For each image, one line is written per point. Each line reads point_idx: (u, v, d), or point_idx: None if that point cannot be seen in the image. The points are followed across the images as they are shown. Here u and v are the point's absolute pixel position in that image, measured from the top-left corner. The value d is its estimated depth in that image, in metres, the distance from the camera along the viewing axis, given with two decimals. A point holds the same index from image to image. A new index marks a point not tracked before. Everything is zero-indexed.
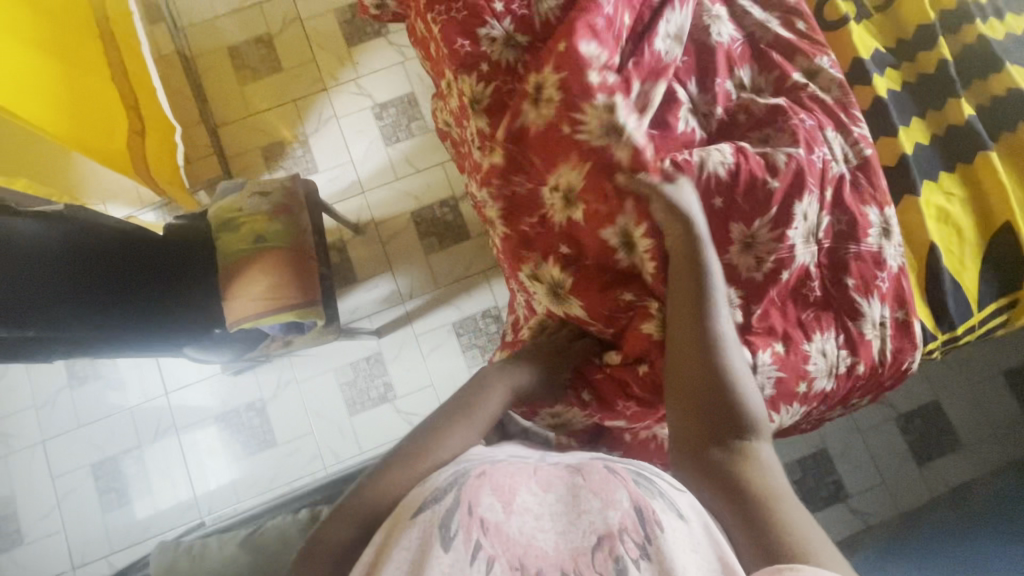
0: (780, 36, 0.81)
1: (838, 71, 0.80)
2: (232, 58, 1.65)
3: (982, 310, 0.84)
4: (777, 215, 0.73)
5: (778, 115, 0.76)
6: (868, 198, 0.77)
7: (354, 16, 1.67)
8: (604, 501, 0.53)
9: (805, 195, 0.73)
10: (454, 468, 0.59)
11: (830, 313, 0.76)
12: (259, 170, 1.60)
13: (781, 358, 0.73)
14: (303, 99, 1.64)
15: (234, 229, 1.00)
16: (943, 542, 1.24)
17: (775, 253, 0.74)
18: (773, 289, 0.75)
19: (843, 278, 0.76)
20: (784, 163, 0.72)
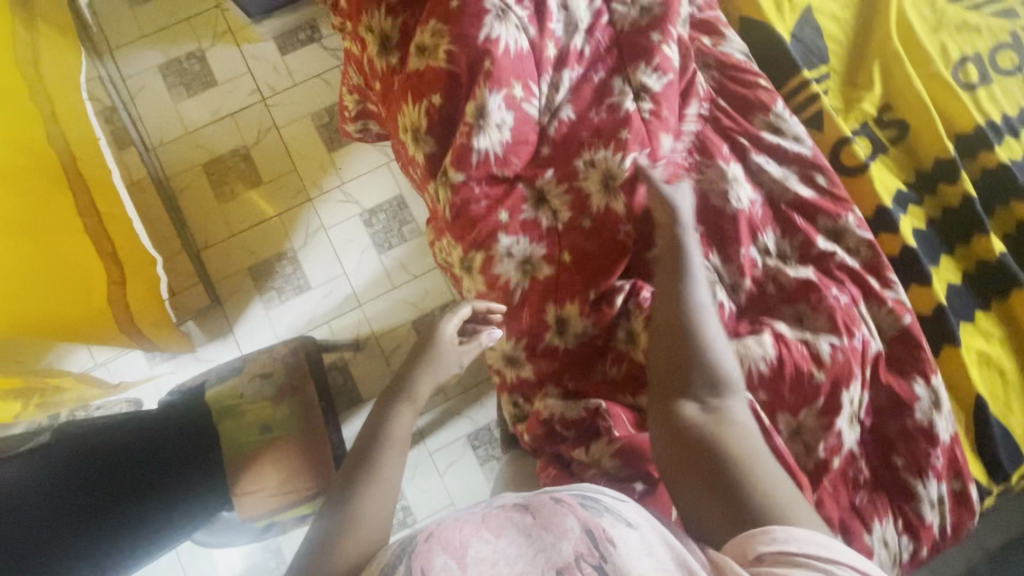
0: (800, 193, 0.79)
1: (866, 229, 0.77)
2: (208, 175, 1.58)
3: None
4: (826, 406, 0.71)
5: (811, 292, 0.73)
6: (914, 370, 0.73)
7: (333, 120, 1.61)
8: (558, 534, 0.59)
9: (853, 384, 0.71)
10: (403, 535, 0.63)
11: (885, 493, 0.73)
12: (249, 293, 1.53)
13: None
14: (287, 211, 1.57)
15: (237, 417, 0.97)
16: None
17: (824, 442, 0.71)
18: (825, 480, 0.71)
19: (890, 458, 0.73)
20: (829, 353, 0.70)
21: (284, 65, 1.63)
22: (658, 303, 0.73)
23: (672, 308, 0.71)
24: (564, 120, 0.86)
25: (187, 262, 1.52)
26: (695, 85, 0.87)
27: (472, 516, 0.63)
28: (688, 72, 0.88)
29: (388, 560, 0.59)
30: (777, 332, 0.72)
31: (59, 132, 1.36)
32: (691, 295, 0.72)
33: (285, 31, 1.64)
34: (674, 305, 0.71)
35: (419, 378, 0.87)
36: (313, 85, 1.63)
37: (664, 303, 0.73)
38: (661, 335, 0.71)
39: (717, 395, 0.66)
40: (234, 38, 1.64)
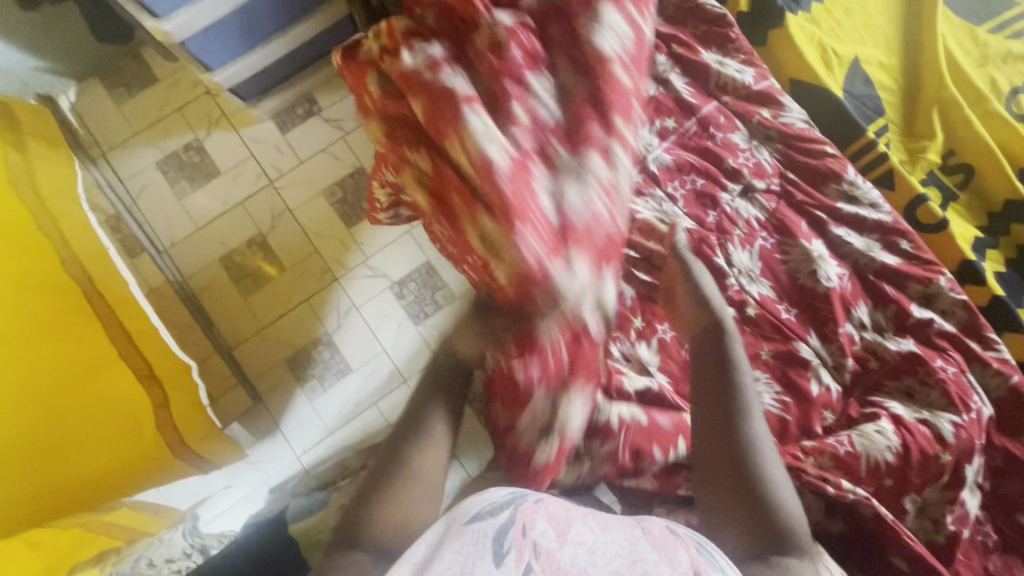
0: (886, 263, 0.91)
1: (958, 290, 0.88)
2: (229, 270, 1.53)
3: None
4: (952, 479, 0.80)
5: (917, 364, 0.85)
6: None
7: (346, 193, 1.57)
8: (663, 559, 0.65)
9: (975, 455, 0.82)
10: (512, 492, 0.75)
11: (1018, 556, 0.80)
12: (289, 386, 1.49)
13: None
14: (315, 295, 1.53)
15: None
16: None
17: (952, 513, 0.80)
18: (959, 551, 0.79)
19: (1014, 517, 0.81)
20: (952, 432, 0.81)
21: (287, 144, 1.59)
22: (711, 414, 0.79)
23: (724, 418, 0.78)
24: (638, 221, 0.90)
25: (222, 364, 1.48)
26: (764, 168, 0.98)
27: (580, 509, 0.76)
28: (754, 157, 0.99)
29: (494, 506, 0.70)
30: (893, 412, 0.83)
31: (70, 255, 1.29)
32: (747, 417, 0.78)
33: (281, 107, 1.58)
34: (727, 417, 0.78)
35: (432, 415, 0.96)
36: (321, 160, 1.58)
37: (714, 414, 0.79)
38: (707, 462, 0.77)
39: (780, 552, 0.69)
40: (230, 123, 1.59)
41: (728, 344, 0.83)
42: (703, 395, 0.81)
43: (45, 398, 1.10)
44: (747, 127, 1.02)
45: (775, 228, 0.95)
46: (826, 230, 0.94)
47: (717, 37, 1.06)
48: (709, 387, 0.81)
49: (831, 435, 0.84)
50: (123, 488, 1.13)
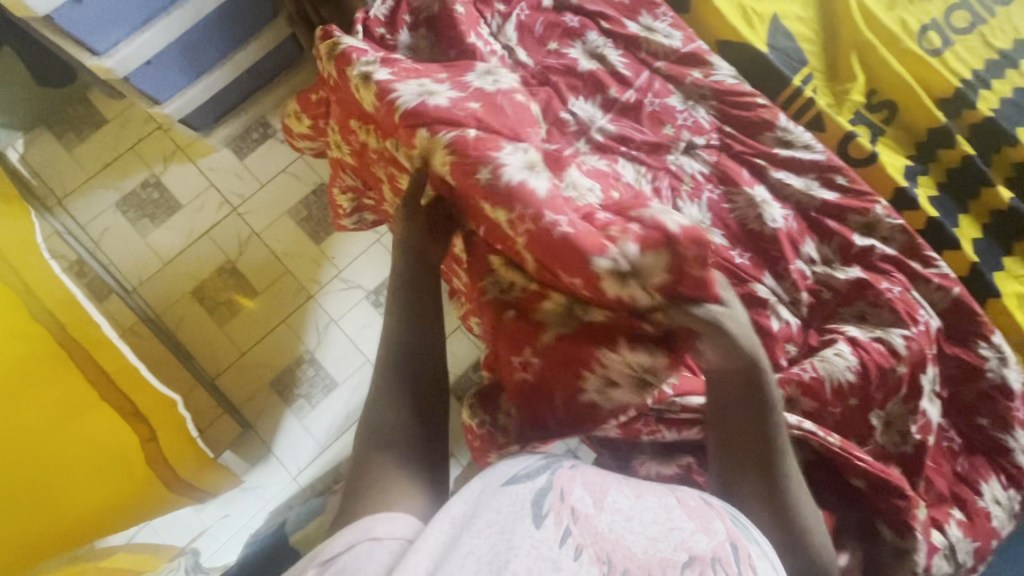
0: (826, 198, 0.91)
1: (895, 216, 0.89)
2: (202, 302, 1.52)
3: None
4: (909, 392, 0.81)
5: (865, 289, 0.86)
6: (972, 337, 0.85)
7: (311, 211, 1.58)
8: (699, 527, 0.61)
9: (928, 365, 0.83)
10: (545, 457, 0.67)
11: (981, 454, 0.83)
12: (278, 408, 1.48)
13: (967, 523, 0.80)
14: (292, 315, 1.53)
15: None
16: None
17: (917, 423, 0.81)
18: (929, 459, 0.80)
19: (974, 420, 0.84)
20: (903, 345, 0.81)
21: (246, 170, 1.59)
22: (743, 444, 0.72)
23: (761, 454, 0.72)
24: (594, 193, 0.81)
25: (207, 395, 1.46)
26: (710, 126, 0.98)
27: (613, 473, 0.68)
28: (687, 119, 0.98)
29: (528, 470, 0.62)
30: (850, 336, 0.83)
31: (37, 304, 1.27)
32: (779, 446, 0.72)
33: (235, 133, 1.59)
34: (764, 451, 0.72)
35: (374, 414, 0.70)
36: (282, 181, 1.59)
37: (749, 448, 0.72)
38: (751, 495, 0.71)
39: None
40: (186, 155, 1.59)
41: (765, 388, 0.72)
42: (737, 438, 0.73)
43: (33, 437, 1.11)
44: (682, 90, 1.01)
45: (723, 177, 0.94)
46: (767, 176, 0.94)
47: (646, 1, 1.06)
48: (745, 426, 0.72)
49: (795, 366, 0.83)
50: (115, 521, 1.14)
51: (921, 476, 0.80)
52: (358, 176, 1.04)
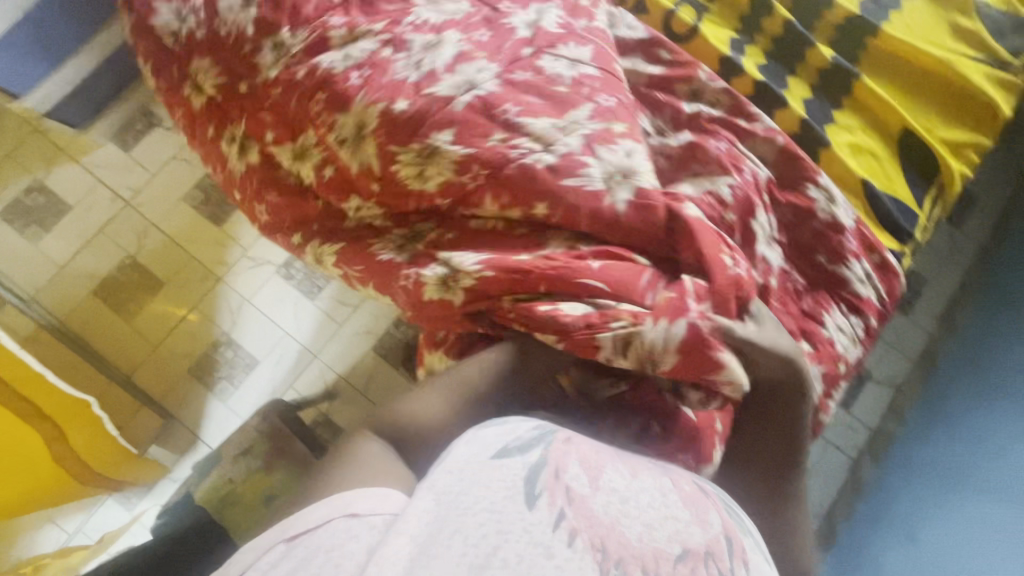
0: (652, 73, 0.90)
1: (718, 80, 0.89)
2: (106, 300, 1.48)
3: (922, 206, 0.93)
4: (745, 239, 0.80)
5: (696, 151, 0.84)
6: (801, 180, 0.84)
7: (208, 195, 1.55)
8: (694, 519, 0.60)
9: (760, 211, 0.81)
10: (538, 424, 0.63)
11: (823, 291, 0.83)
12: (199, 395, 1.45)
13: (815, 354, 0.79)
14: (203, 300, 1.50)
15: (238, 503, 0.93)
16: (967, 368, 1.42)
17: (756, 267, 0.80)
18: (773, 299, 0.80)
19: (814, 260, 0.83)
20: (731, 193, 0.80)
21: (134, 162, 1.55)
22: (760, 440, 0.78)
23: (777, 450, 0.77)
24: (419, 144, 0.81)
25: (123, 392, 1.43)
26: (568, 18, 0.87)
27: (609, 449, 0.66)
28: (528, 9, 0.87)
29: (523, 440, 0.60)
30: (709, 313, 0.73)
31: None
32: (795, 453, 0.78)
33: (118, 126, 1.55)
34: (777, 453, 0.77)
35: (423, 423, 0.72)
36: (173, 169, 1.55)
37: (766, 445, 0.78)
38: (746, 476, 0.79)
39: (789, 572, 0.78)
40: (69, 155, 1.53)
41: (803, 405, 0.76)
42: (757, 460, 0.78)
43: None
44: None
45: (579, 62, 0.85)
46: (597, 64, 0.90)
47: None
48: (769, 432, 0.77)
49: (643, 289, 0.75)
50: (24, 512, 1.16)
51: None
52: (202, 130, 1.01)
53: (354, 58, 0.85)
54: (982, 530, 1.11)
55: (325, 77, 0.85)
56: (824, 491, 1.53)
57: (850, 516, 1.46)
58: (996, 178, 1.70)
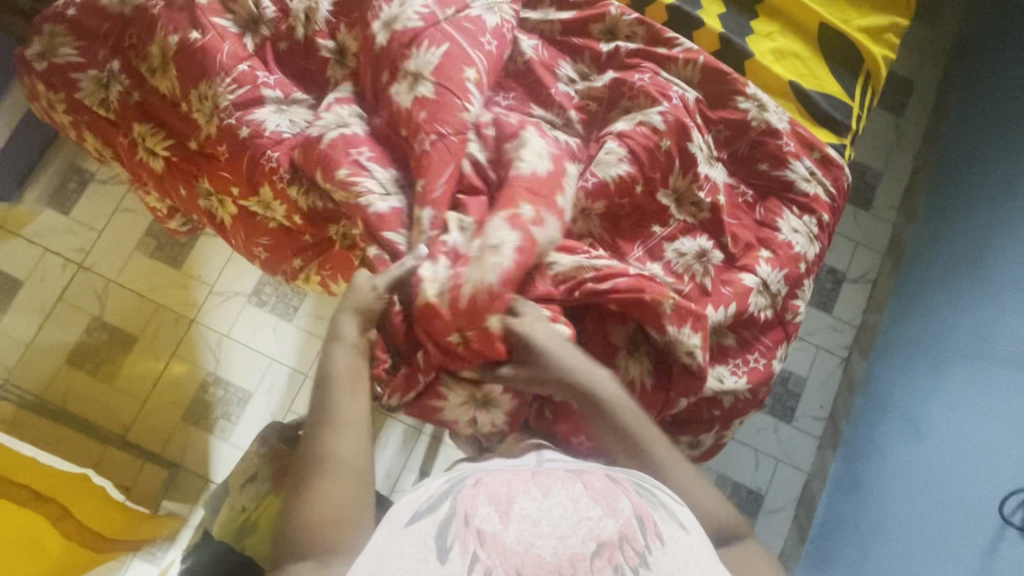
0: (563, 18, 0.92)
1: (628, 11, 0.91)
2: (82, 367, 1.45)
3: (853, 97, 0.94)
4: (684, 163, 0.84)
5: (622, 87, 0.87)
6: (729, 95, 0.87)
7: (160, 240, 1.52)
8: (606, 512, 0.58)
9: (694, 132, 0.84)
10: (449, 479, 0.64)
11: (772, 197, 0.87)
12: (198, 438, 1.44)
13: (774, 259, 0.84)
14: (180, 345, 1.48)
15: (255, 530, 0.92)
16: (942, 252, 1.46)
17: (702, 189, 0.84)
18: (724, 214, 0.85)
19: (758, 169, 0.87)
20: (662, 121, 0.82)
21: (76, 223, 1.50)
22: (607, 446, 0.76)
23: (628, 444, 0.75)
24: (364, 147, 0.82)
25: (122, 452, 1.42)
26: (432, 12, 0.84)
27: (521, 472, 0.63)
28: None
29: (431, 500, 0.60)
30: (682, 223, 0.85)
31: None
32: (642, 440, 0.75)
33: (51, 190, 1.50)
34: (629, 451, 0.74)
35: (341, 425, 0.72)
36: (119, 221, 1.52)
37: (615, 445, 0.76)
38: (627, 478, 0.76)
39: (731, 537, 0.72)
40: (7, 231, 1.48)
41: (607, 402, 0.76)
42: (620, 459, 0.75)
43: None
44: None
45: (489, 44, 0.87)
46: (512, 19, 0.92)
47: None
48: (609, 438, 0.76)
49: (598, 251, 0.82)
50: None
51: (725, 232, 0.84)
52: (149, 179, 1.00)
53: (299, 126, 0.91)
54: (996, 404, 1.14)
55: (270, 134, 0.89)
56: (822, 396, 1.55)
57: (852, 414, 1.49)
58: (926, 63, 1.74)
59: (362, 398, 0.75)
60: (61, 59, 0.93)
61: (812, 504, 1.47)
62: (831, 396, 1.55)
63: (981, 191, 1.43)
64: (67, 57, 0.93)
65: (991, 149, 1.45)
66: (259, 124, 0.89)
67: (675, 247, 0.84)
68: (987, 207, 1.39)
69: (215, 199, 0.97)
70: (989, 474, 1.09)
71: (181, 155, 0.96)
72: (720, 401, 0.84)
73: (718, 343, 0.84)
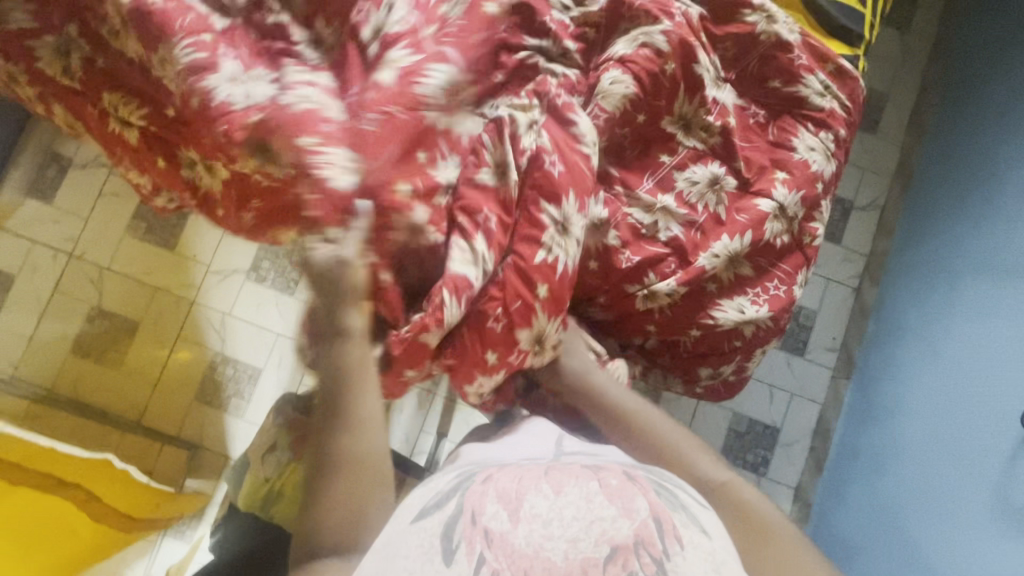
0: None
1: None
2: (89, 356, 1.44)
3: (866, 3, 0.88)
4: (690, 86, 0.79)
5: (620, 10, 0.81)
6: (735, 9, 0.81)
7: (150, 222, 1.48)
8: (620, 512, 0.56)
9: (699, 52, 0.79)
10: (458, 474, 0.64)
11: (785, 115, 0.83)
12: (212, 417, 1.44)
13: (791, 180, 0.81)
14: (183, 326, 1.45)
15: (279, 498, 0.92)
16: (952, 169, 1.42)
17: (710, 113, 0.80)
18: (736, 138, 0.81)
19: (769, 87, 0.83)
20: (666, 41, 0.77)
21: (61, 210, 1.46)
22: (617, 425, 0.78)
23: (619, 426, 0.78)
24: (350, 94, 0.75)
25: (137, 437, 1.42)
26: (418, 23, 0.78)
27: (534, 469, 0.61)
28: None
29: (436, 496, 0.59)
30: (691, 149, 0.81)
31: None
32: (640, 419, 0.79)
33: (30, 179, 1.45)
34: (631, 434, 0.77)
35: (361, 415, 0.68)
36: (106, 206, 1.47)
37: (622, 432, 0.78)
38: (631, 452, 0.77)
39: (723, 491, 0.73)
40: None
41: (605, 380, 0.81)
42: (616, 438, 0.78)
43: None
44: None
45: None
46: None
47: None
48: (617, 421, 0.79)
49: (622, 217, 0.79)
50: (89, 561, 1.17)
51: (738, 156, 0.80)
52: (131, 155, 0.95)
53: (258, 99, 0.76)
54: (1003, 320, 1.14)
55: (219, 104, 0.75)
56: (834, 328, 1.54)
57: (866, 341, 1.48)
58: None
59: (374, 395, 0.70)
60: (19, 28, 0.86)
61: (828, 435, 1.48)
62: (843, 324, 1.54)
63: (991, 102, 1.38)
64: (22, 25, 0.86)
65: (1001, 58, 1.39)
66: (209, 92, 0.75)
67: (686, 176, 0.80)
68: (998, 119, 1.34)
69: (201, 167, 0.91)
70: (996, 388, 1.11)
71: (157, 123, 0.90)
72: (742, 331, 0.82)
73: (735, 273, 0.82)
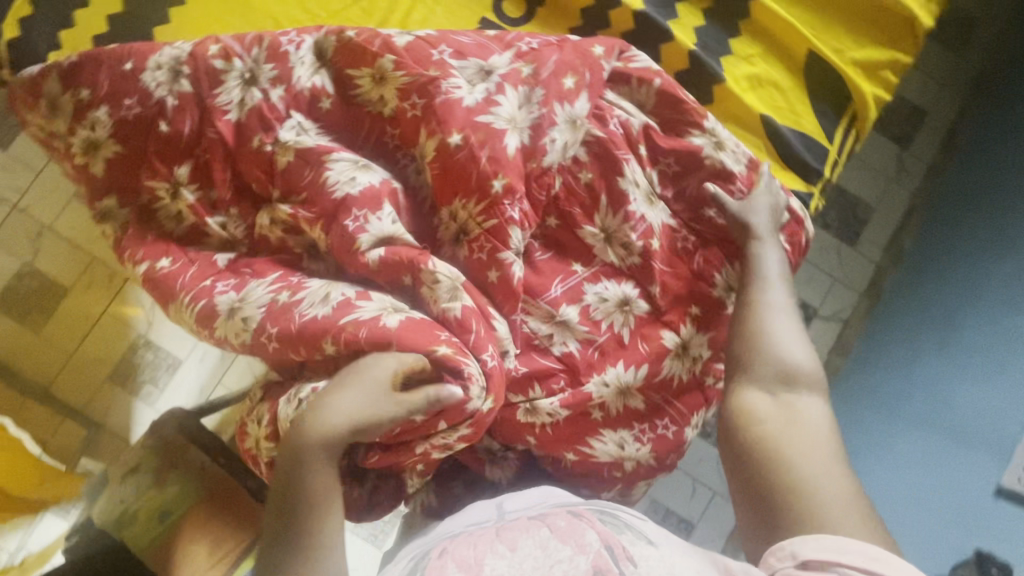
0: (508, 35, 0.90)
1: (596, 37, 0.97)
2: (11, 313, 1.39)
3: (834, 140, 1.06)
4: (615, 203, 0.85)
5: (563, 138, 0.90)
6: (685, 124, 0.91)
7: None
8: (575, 549, 0.55)
9: (627, 163, 0.86)
10: (413, 557, 0.61)
11: (714, 247, 0.89)
12: (121, 401, 1.39)
13: (699, 318, 0.86)
14: (111, 304, 1.41)
15: (134, 520, 0.91)
16: (913, 296, 1.39)
17: (634, 231, 0.85)
18: (657, 259, 0.85)
19: (703, 213, 0.89)
20: (585, 152, 0.86)
21: (14, 160, 1.42)
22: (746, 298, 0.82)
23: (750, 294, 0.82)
24: (296, 153, 0.82)
25: (41, 406, 1.37)
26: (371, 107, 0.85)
27: (484, 533, 0.61)
28: None
29: None
30: (606, 264, 0.86)
31: None
32: (769, 297, 0.82)
33: None
34: (756, 307, 0.81)
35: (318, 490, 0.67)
36: None
37: (745, 305, 0.82)
38: (744, 328, 0.81)
39: (789, 389, 0.76)
40: None
41: (762, 254, 0.85)
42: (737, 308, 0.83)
43: None
44: None
45: (411, 60, 0.83)
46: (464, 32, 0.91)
47: None
48: (748, 294, 0.83)
49: (523, 323, 0.83)
50: None
51: (659, 282, 0.85)
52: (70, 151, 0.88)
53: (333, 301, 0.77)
54: (965, 429, 1.12)
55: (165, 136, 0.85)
56: None
57: None
58: (942, 95, 1.59)
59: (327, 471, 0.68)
60: None
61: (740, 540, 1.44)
62: None
63: (972, 238, 1.33)
64: None
65: (989, 202, 1.35)
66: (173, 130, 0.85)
67: (597, 290, 0.85)
68: (975, 257, 1.30)
69: None
70: (960, 477, 1.09)
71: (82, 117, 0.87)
72: (621, 465, 0.84)
73: (624, 404, 0.84)
